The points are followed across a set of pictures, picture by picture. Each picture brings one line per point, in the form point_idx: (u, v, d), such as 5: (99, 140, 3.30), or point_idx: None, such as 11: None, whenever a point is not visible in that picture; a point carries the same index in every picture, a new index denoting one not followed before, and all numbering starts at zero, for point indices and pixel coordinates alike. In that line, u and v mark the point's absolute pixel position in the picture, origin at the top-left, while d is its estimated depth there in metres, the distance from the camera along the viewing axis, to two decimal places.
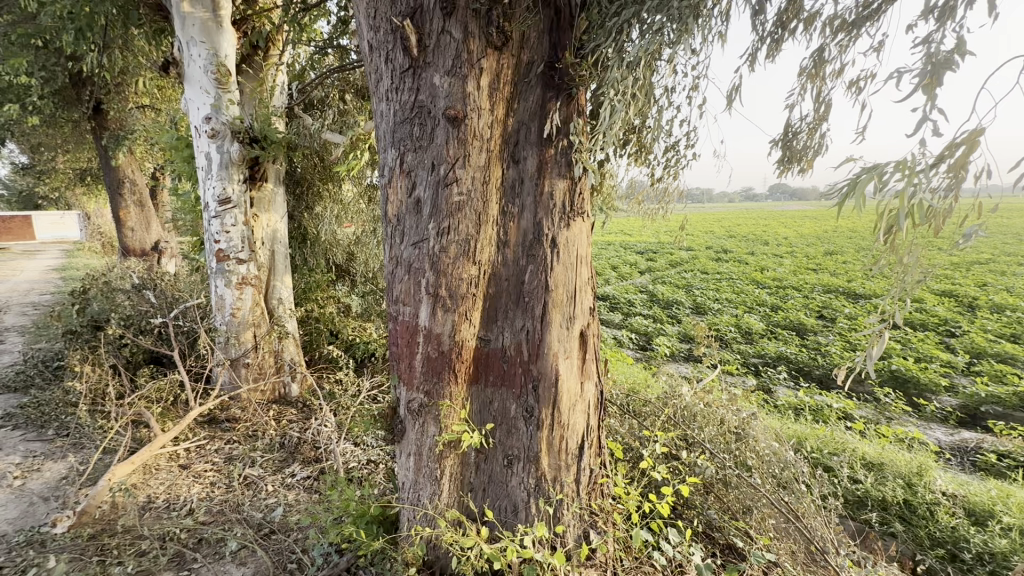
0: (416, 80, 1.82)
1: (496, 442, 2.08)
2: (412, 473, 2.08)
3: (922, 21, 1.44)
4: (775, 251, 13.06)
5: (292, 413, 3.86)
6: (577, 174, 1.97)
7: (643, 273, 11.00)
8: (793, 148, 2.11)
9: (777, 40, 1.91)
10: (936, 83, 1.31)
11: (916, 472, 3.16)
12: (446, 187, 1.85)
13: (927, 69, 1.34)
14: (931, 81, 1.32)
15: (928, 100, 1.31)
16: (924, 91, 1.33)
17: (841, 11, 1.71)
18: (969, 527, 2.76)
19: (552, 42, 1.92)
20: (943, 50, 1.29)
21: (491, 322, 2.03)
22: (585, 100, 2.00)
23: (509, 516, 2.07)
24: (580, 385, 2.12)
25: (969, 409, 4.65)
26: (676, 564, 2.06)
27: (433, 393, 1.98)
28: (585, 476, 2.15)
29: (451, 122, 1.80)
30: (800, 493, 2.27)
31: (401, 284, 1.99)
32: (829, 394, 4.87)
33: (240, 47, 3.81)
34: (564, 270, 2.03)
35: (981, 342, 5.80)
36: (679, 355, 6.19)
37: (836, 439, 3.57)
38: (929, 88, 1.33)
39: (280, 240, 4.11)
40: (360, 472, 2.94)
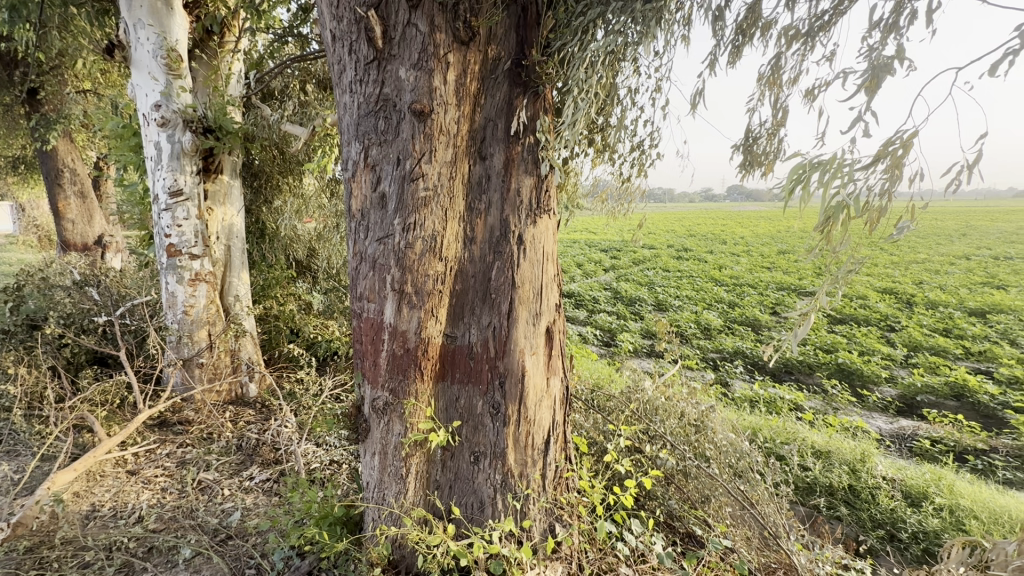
0: (381, 73, 1.78)
1: (462, 438, 2.07)
2: (377, 472, 2.05)
3: (868, 33, 1.53)
4: (733, 249, 13.54)
5: (250, 414, 3.73)
6: (543, 172, 1.98)
7: (607, 271, 11.22)
8: (753, 152, 2.18)
9: (737, 46, 1.98)
10: (875, 84, 1.40)
11: (859, 458, 3.35)
12: (411, 182, 1.82)
13: (869, 72, 1.42)
14: (871, 83, 1.41)
15: (866, 99, 1.40)
16: (863, 90, 1.41)
17: (796, 21, 1.78)
18: (906, 508, 2.96)
19: (519, 39, 1.92)
20: (883, 53, 1.37)
21: (457, 319, 2.02)
22: (551, 98, 2.02)
23: (476, 513, 2.07)
24: (545, 380, 2.13)
25: (907, 398, 4.96)
26: (638, 555, 2.13)
27: (398, 391, 1.95)
28: (552, 470, 2.17)
29: (417, 117, 1.77)
30: (755, 481, 2.37)
31: (365, 280, 1.96)
32: (781, 387, 5.10)
33: (192, 32, 3.64)
34: (531, 266, 2.04)
35: (918, 335, 6.19)
36: (642, 351, 6.35)
37: (787, 429, 3.74)
38: (869, 89, 1.42)
39: (237, 235, 3.97)
40: (323, 472, 2.87)
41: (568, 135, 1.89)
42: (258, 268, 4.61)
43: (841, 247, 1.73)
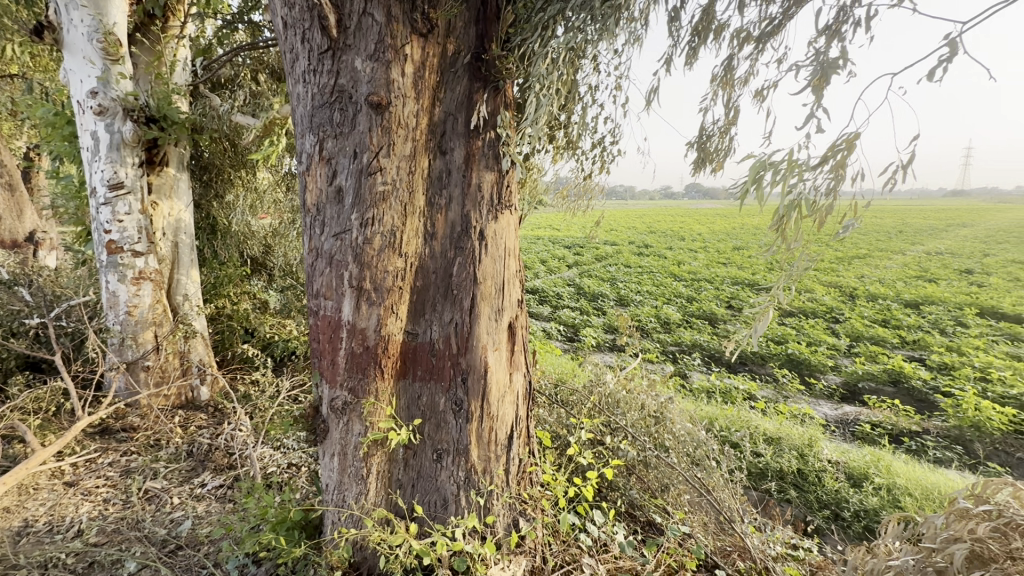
0: (336, 63, 1.73)
1: (424, 436, 2.05)
2: (336, 473, 2.01)
3: (813, 38, 1.61)
4: (691, 245, 13.96)
5: (201, 418, 3.56)
6: (503, 167, 1.98)
7: (570, 267, 11.36)
8: (707, 149, 2.26)
9: (693, 47, 2.04)
10: (823, 83, 1.48)
11: (807, 443, 3.53)
12: (369, 176, 1.78)
13: (817, 70, 1.49)
14: (819, 80, 1.48)
15: (816, 99, 1.47)
16: (812, 90, 1.48)
17: (747, 25, 1.85)
18: (849, 488, 3.15)
19: (479, 33, 1.91)
20: (830, 52, 1.44)
21: (418, 315, 2.00)
22: (511, 93, 2.02)
23: (439, 511, 2.05)
24: (508, 376, 2.14)
25: (850, 385, 5.27)
26: (601, 544, 2.17)
27: (357, 390, 1.91)
28: (515, 465, 2.18)
29: (374, 109, 1.73)
30: (711, 469, 2.45)
31: (322, 277, 1.90)
32: (736, 377, 5.31)
33: (132, 15, 3.41)
34: (492, 262, 2.03)
35: (860, 326, 6.58)
36: (604, 345, 6.47)
37: (741, 418, 3.88)
38: (818, 87, 1.49)
39: (186, 230, 3.78)
40: (281, 476, 2.78)
41: (528, 131, 1.90)
42: (208, 266, 4.40)
43: (793, 244, 1.80)
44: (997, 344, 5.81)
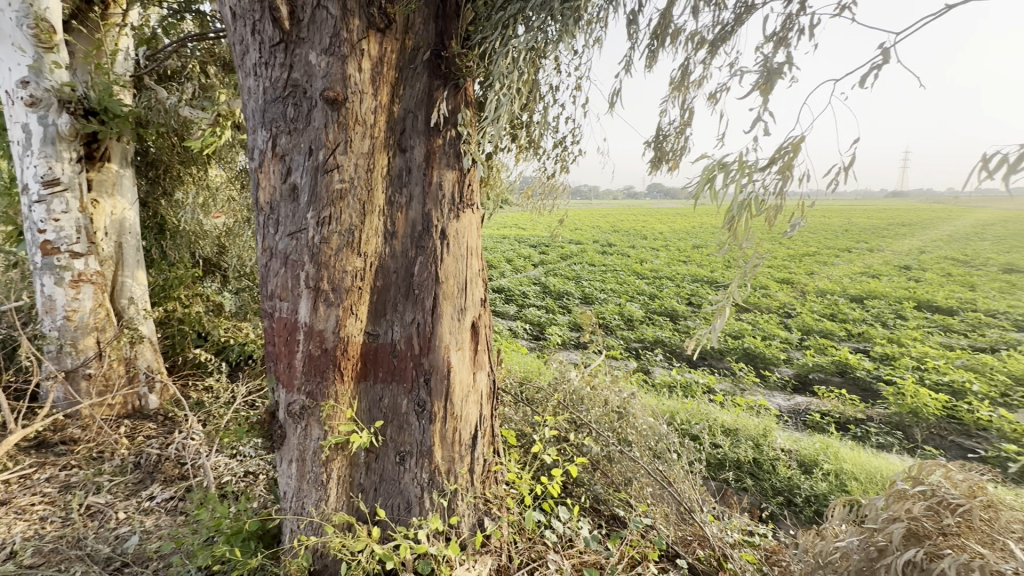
0: (289, 57, 1.68)
1: (386, 439, 2.02)
2: (294, 480, 1.95)
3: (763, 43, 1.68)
4: (653, 244, 14.30)
5: (150, 427, 3.39)
6: (465, 166, 1.97)
7: (536, 266, 11.43)
8: (663, 149, 2.35)
9: (652, 50, 2.11)
10: (769, 87, 1.55)
11: (762, 433, 3.67)
12: (325, 174, 1.74)
13: (764, 75, 1.56)
14: (765, 85, 1.56)
15: (763, 103, 1.54)
16: (759, 94, 1.56)
17: (702, 28, 1.92)
18: (800, 475, 3.30)
19: (438, 30, 1.89)
20: (775, 59, 1.52)
21: (378, 316, 1.96)
22: (472, 91, 2.01)
23: (402, 514, 2.02)
24: (472, 375, 2.13)
25: (801, 376, 5.52)
26: (566, 540, 2.19)
27: (315, 394, 1.86)
28: (479, 465, 2.17)
29: (330, 105, 1.69)
30: (672, 461, 2.51)
31: (276, 277, 1.84)
32: (696, 372, 5.48)
33: (67, 1, 3.21)
34: (454, 261, 2.02)
35: (810, 320, 6.91)
36: (569, 343, 6.54)
37: (701, 411, 4.00)
38: (764, 92, 1.57)
39: (131, 230, 3.58)
40: (237, 485, 2.68)
41: (489, 130, 1.90)
42: (156, 267, 4.17)
43: (746, 242, 1.87)
44: (932, 335, 6.22)
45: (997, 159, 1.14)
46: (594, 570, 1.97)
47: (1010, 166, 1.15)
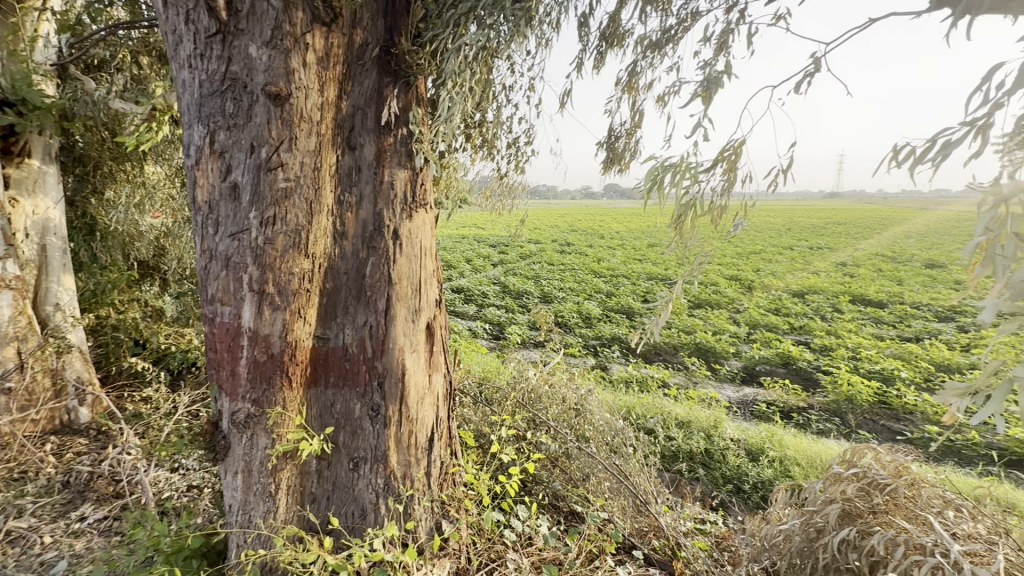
0: (227, 49, 1.60)
1: (339, 445, 1.96)
2: (240, 492, 1.87)
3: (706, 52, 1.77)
4: (609, 242, 14.61)
5: (81, 443, 3.15)
6: (417, 164, 1.94)
7: (495, 265, 11.42)
8: (615, 149, 2.43)
9: (600, 51, 2.19)
10: (709, 95, 1.65)
11: (713, 425, 3.82)
12: (268, 172, 1.67)
13: (705, 83, 1.65)
14: (705, 93, 1.65)
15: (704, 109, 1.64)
16: (700, 102, 1.66)
17: (649, 32, 2.01)
18: (748, 463, 3.45)
19: (387, 26, 1.86)
20: (714, 68, 1.61)
21: (329, 319, 1.91)
22: (424, 89, 1.99)
23: (356, 522, 1.97)
24: (427, 377, 2.10)
25: (749, 368, 5.77)
26: (526, 538, 2.20)
27: (261, 401, 1.78)
28: (436, 467, 2.15)
29: (272, 100, 1.62)
30: (628, 455, 2.55)
31: (217, 281, 1.75)
32: (651, 367, 5.64)
33: None
34: (408, 261, 1.99)
35: (756, 314, 7.24)
36: (529, 342, 6.57)
37: (655, 405, 4.12)
38: (705, 99, 1.66)
39: (55, 231, 3.32)
40: (179, 500, 2.53)
41: (441, 128, 1.88)
42: (86, 271, 3.88)
43: (692, 241, 1.94)
44: (865, 326, 6.66)
45: (905, 152, 1.31)
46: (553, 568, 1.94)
47: (917, 157, 1.31)
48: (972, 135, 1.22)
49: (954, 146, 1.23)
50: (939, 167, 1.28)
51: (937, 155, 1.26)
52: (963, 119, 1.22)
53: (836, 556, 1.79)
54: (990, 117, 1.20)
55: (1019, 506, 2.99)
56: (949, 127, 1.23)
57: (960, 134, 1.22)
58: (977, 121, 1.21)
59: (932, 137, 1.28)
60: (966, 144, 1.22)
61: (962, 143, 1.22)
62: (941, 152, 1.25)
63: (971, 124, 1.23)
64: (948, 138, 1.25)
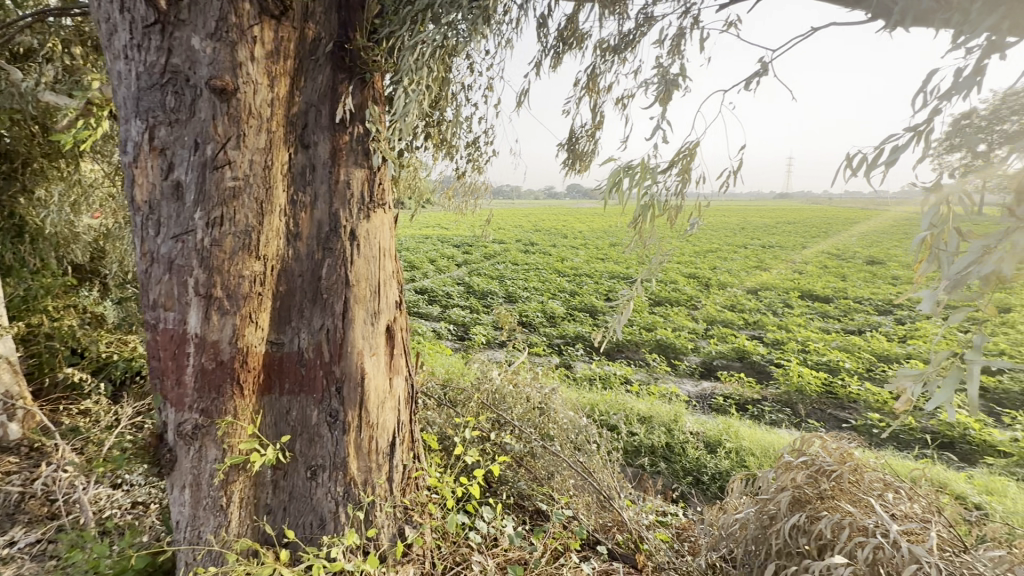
0: (167, 40, 1.52)
1: (295, 454, 1.90)
2: (188, 507, 1.78)
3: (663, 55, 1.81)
4: (572, 242, 14.79)
5: (10, 461, 2.92)
6: (374, 164, 1.90)
7: (459, 265, 11.33)
8: (576, 150, 2.47)
9: (559, 52, 2.24)
10: (666, 98, 1.68)
11: (673, 419, 3.93)
12: (215, 170, 1.60)
13: (662, 85, 1.69)
14: (663, 95, 1.69)
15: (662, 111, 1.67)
16: (658, 104, 1.69)
17: (606, 36, 2.08)
18: (706, 455, 3.57)
19: (341, 20, 1.81)
20: (670, 71, 1.65)
21: (283, 323, 1.84)
22: (380, 86, 1.95)
23: (314, 533, 1.91)
24: (388, 381, 2.06)
25: (707, 363, 5.96)
26: (491, 539, 2.20)
27: (210, 411, 1.70)
28: (398, 472, 2.11)
29: (218, 95, 1.55)
30: (591, 452, 2.59)
31: (159, 285, 1.66)
32: (614, 364, 5.74)
33: None
34: (366, 263, 1.94)
35: (713, 311, 7.50)
36: (494, 343, 6.56)
37: (618, 401, 4.19)
38: (663, 101, 1.70)
39: None
40: (122, 519, 2.38)
41: (399, 126, 1.85)
42: (15, 276, 3.59)
43: (651, 240, 1.98)
44: (813, 320, 7.02)
45: (858, 158, 1.36)
46: (518, 568, 1.95)
47: (869, 163, 1.36)
48: (917, 140, 1.29)
49: (902, 151, 1.30)
50: (889, 172, 1.34)
51: (888, 161, 1.32)
52: (908, 127, 1.28)
53: (787, 541, 1.87)
54: (929, 124, 1.27)
55: (949, 484, 3.22)
56: (895, 134, 1.29)
57: (907, 140, 1.29)
58: (919, 127, 1.28)
59: (880, 143, 1.34)
60: (912, 150, 1.29)
61: (909, 148, 1.29)
62: (892, 156, 1.31)
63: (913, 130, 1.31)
64: (895, 144, 1.31)
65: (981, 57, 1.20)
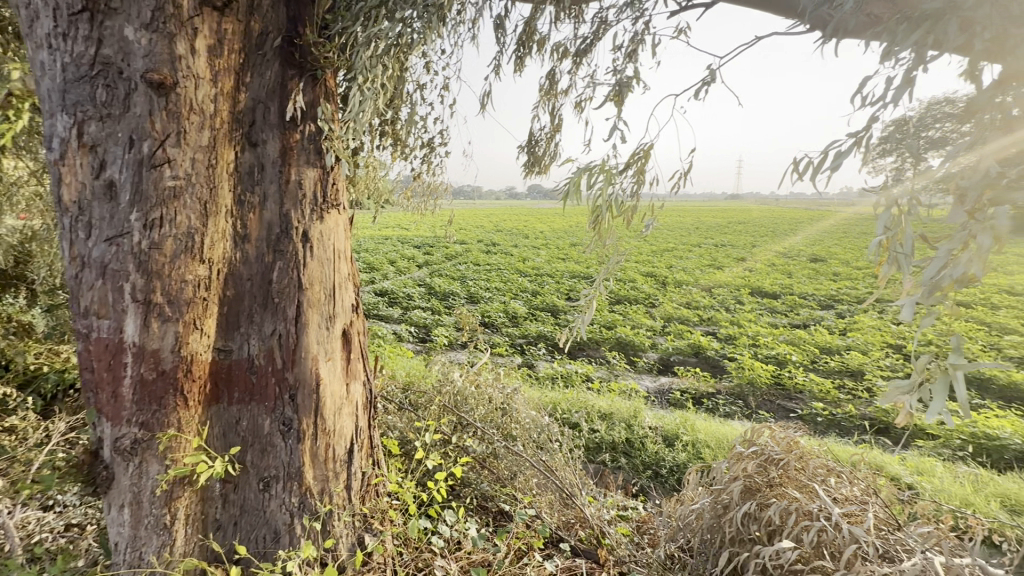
0: (97, 29, 1.43)
1: (246, 465, 1.82)
2: (128, 527, 1.67)
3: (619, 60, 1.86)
4: (533, 242, 14.90)
5: None
6: (327, 163, 1.84)
7: (420, 266, 11.19)
8: (536, 154, 2.51)
9: (521, 55, 2.26)
10: (621, 100, 1.73)
11: (633, 414, 4.02)
12: (152, 169, 1.51)
13: (617, 87, 1.73)
14: (618, 97, 1.73)
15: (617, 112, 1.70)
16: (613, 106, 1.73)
17: (565, 41, 2.15)
18: (664, 449, 3.67)
19: (291, 14, 1.75)
20: (625, 73, 1.69)
21: (231, 329, 1.77)
22: (333, 84, 1.90)
23: (268, 547, 1.84)
24: (345, 386, 2.01)
25: (664, 359, 6.14)
26: (454, 543, 2.17)
27: (151, 424, 1.61)
28: (357, 480, 2.06)
29: (154, 89, 1.47)
30: (553, 450, 2.61)
31: (91, 291, 1.56)
32: (576, 363, 5.81)
33: None
34: (320, 265, 1.88)
35: (670, 308, 7.72)
36: (456, 344, 6.51)
37: (579, 399, 4.25)
38: (618, 104, 1.74)
39: None
40: (54, 543, 2.20)
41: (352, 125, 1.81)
42: None
43: (608, 239, 2.01)
44: (762, 316, 7.35)
45: (806, 163, 1.43)
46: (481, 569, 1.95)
47: (815, 167, 1.43)
48: (857, 146, 1.36)
49: (844, 157, 1.38)
50: (832, 176, 1.42)
51: (832, 165, 1.40)
52: (849, 134, 1.36)
53: (740, 528, 1.95)
54: (866, 130, 1.35)
55: (885, 467, 3.45)
56: (839, 141, 1.36)
57: (849, 146, 1.36)
58: (860, 134, 1.36)
59: (825, 148, 1.41)
60: (853, 155, 1.37)
61: (851, 155, 1.37)
62: (836, 162, 1.39)
63: (853, 136, 1.38)
64: (839, 149, 1.39)
65: (911, 70, 1.29)
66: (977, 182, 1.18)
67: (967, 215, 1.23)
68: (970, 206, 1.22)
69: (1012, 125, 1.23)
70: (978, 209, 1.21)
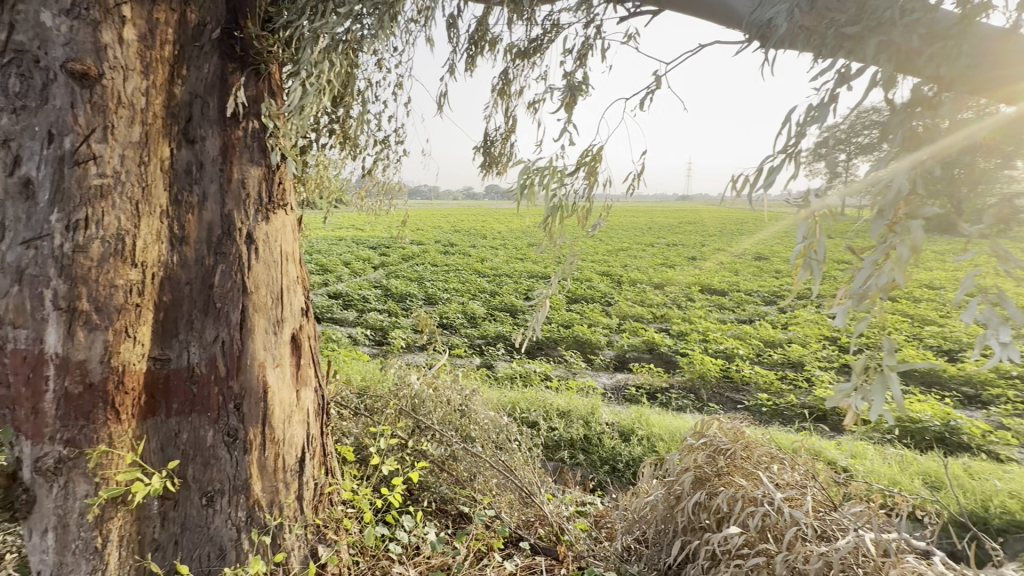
0: (14, 15, 1.37)
1: (187, 480, 1.73)
2: (53, 554, 1.54)
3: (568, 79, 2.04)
4: (491, 242, 14.90)
5: None
6: (272, 161, 1.77)
7: (376, 267, 10.95)
8: (492, 153, 2.59)
9: (472, 54, 2.40)
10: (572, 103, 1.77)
11: (590, 411, 4.09)
12: (75, 165, 1.43)
13: (567, 91, 1.77)
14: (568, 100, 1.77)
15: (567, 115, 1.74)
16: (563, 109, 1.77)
17: (516, 42, 2.28)
18: (621, 444, 3.76)
19: (230, 5, 1.67)
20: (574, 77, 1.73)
21: (168, 337, 1.67)
22: (278, 79, 1.83)
23: (212, 565, 1.75)
24: (294, 393, 1.94)
25: (620, 356, 6.29)
26: (413, 548, 2.14)
27: (77, 441, 1.50)
28: (309, 489, 1.99)
29: (77, 78, 1.40)
30: (512, 450, 2.62)
31: (6, 299, 1.44)
32: (535, 362, 5.86)
33: None
34: (266, 268, 1.81)
35: (625, 306, 7.92)
36: (413, 346, 6.42)
37: (538, 398, 4.28)
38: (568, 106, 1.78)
39: None
40: None
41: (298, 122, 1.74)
42: None
43: (561, 239, 2.05)
44: (711, 312, 7.66)
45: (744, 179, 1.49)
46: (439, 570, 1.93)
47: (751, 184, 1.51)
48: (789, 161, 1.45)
49: (777, 172, 1.46)
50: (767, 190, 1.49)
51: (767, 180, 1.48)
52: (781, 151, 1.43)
53: (691, 517, 2.03)
54: (794, 146, 1.44)
55: (823, 452, 3.67)
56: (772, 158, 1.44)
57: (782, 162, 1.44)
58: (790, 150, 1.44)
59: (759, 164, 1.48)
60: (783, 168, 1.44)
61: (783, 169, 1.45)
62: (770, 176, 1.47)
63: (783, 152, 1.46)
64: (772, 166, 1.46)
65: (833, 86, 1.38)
66: (892, 202, 1.28)
67: (886, 227, 1.33)
68: (889, 219, 1.31)
69: (927, 136, 1.31)
70: (896, 223, 1.31)
